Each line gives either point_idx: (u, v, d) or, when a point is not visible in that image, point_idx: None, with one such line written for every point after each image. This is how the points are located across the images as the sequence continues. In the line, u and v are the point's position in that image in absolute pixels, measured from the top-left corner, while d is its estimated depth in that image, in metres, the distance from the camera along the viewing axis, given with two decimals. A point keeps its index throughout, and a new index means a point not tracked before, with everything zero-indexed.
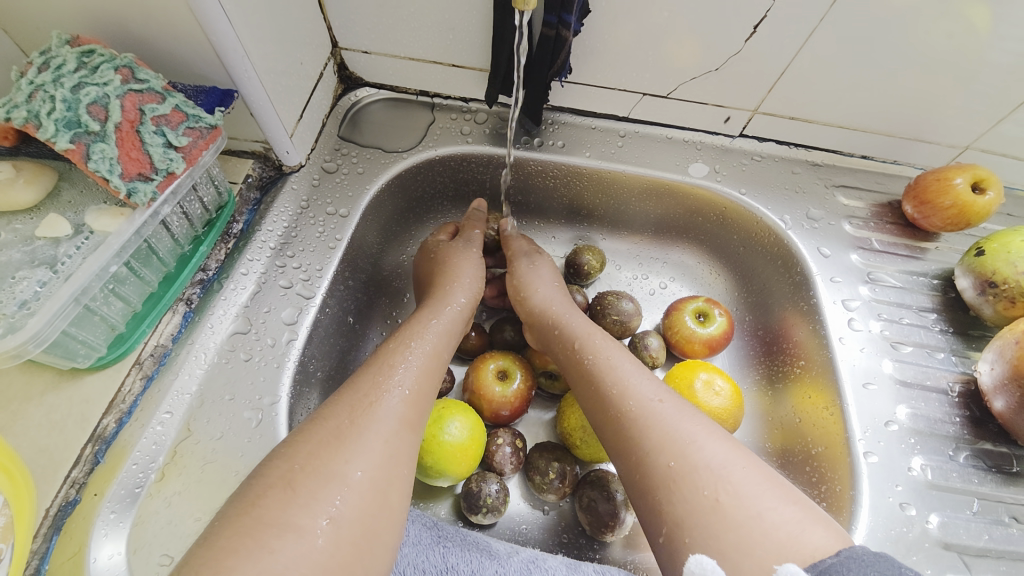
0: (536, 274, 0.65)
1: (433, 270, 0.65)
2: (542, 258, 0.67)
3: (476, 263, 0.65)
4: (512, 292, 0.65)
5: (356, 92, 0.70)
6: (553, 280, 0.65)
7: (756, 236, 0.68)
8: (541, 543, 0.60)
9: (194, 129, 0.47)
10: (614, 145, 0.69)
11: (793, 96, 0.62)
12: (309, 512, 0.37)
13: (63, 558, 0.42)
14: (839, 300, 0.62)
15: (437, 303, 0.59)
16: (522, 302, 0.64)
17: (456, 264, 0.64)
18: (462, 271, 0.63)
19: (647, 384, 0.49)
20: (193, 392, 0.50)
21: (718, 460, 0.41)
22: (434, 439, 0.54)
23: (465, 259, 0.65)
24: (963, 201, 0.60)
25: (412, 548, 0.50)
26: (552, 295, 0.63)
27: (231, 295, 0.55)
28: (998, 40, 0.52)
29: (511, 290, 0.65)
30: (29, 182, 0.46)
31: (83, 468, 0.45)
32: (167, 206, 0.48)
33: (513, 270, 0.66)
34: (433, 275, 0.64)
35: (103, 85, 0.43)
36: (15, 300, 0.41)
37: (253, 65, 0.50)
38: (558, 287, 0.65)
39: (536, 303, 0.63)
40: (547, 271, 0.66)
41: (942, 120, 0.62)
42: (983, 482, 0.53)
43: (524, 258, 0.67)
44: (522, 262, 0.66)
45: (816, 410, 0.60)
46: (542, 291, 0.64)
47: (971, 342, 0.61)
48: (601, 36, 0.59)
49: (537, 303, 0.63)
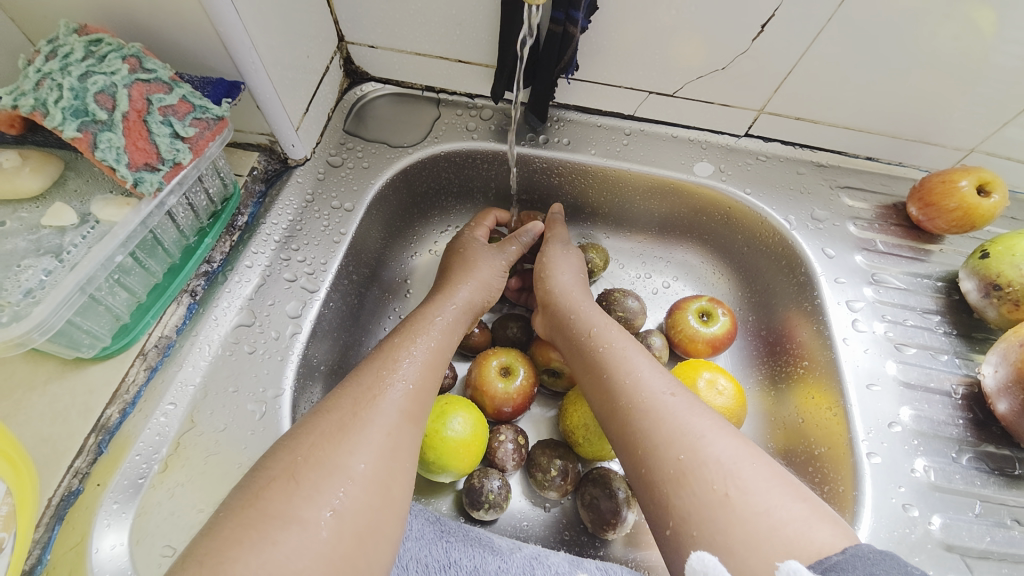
0: (563, 262, 0.65)
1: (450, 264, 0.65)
2: (574, 252, 0.67)
3: (494, 266, 0.64)
4: (537, 269, 0.66)
5: (362, 87, 0.70)
6: (579, 273, 0.65)
7: (760, 236, 0.68)
8: (542, 540, 0.60)
9: (201, 120, 0.46)
10: (619, 143, 0.69)
11: (799, 97, 0.62)
12: (312, 504, 0.37)
13: (65, 549, 0.42)
14: (843, 300, 0.62)
15: (442, 299, 0.59)
16: (541, 281, 0.65)
17: (461, 260, 0.64)
18: (478, 267, 0.63)
19: (659, 378, 0.49)
20: (196, 384, 0.50)
21: (727, 455, 0.41)
22: (437, 435, 0.54)
23: (485, 250, 0.65)
24: (968, 204, 0.60)
25: (414, 543, 0.50)
26: (571, 283, 0.63)
27: (235, 288, 0.55)
28: (1005, 43, 0.52)
29: (538, 265, 0.66)
30: (35, 170, 0.46)
31: (86, 458, 0.45)
32: (173, 197, 0.48)
33: (545, 251, 0.67)
34: (449, 267, 0.65)
35: (111, 74, 0.42)
36: (20, 288, 0.41)
37: (260, 57, 0.50)
38: (582, 278, 0.65)
39: (555, 289, 0.63)
40: (575, 262, 0.66)
41: (947, 123, 0.62)
42: (985, 485, 0.53)
43: (558, 245, 0.67)
44: (556, 247, 0.66)
45: (819, 411, 0.60)
46: (564, 277, 0.64)
47: (974, 345, 0.61)
48: (608, 34, 0.59)
49: (556, 287, 0.63)
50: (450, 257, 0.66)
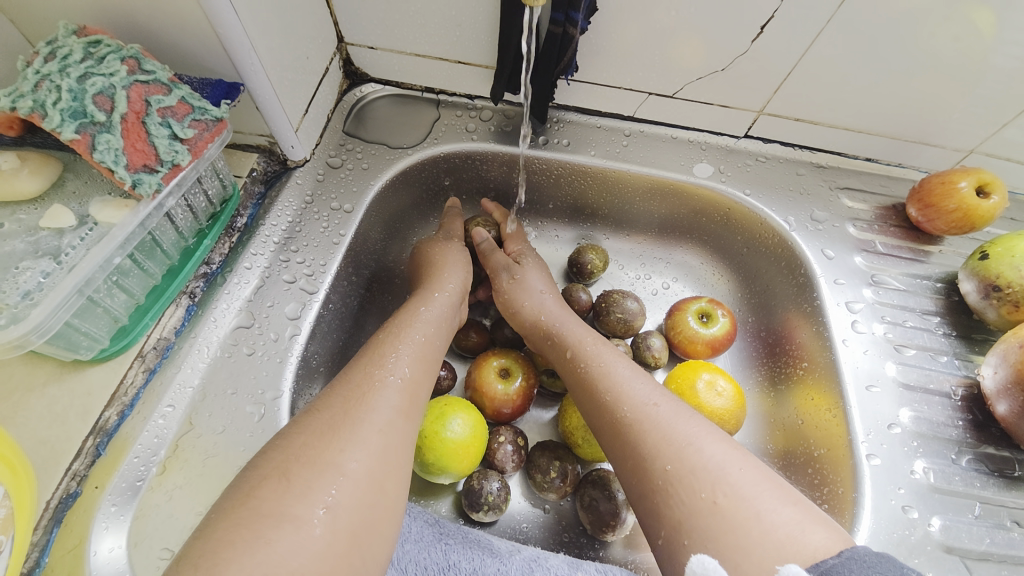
0: (523, 286, 0.64)
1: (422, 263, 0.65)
2: (526, 267, 0.66)
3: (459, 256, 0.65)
4: (502, 309, 0.65)
5: (362, 88, 0.70)
6: (542, 287, 0.64)
7: (760, 237, 0.68)
8: (541, 542, 0.60)
9: (200, 121, 0.46)
10: (619, 145, 0.69)
11: (799, 98, 0.62)
12: (304, 501, 0.37)
13: (63, 551, 0.42)
14: (842, 302, 0.62)
15: (427, 292, 0.59)
16: (512, 318, 0.64)
17: (450, 256, 0.65)
18: (450, 265, 0.64)
19: (642, 387, 0.49)
20: (194, 386, 0.50)
21: (715, 461, 0.41)
22: (436, 436, 0.54)
23: (454, 258, 0.65)
24: (968, 205, 0.60)
25: (413, 544, 0.50)
26: (542, 302, 0.62)
27: (234, 290, 0.55)
28: (1004, 45, 0.52)
29: (500, 306, 0.65)
30: (34, 172, 0.45)
31: (84, 460, 0.45)
32: (171, 199, 0.48)
33: (498, 288, 0.65)
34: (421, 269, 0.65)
35: (109, 75, 0.42)
36: (18, 290, 0.41)
37: (259, 58, 0.50)
38: (548, 293, 0.64)
39: (526, 317, 0.62)
40: (535, 280, 0.65)
41: (947, 124, 0.62)
42: (984, 486, 0.53)
43: (506, 273, 0.65)
44: (505, 280, 0.65)
45: (819, 412, 0.60)
46: (530, 303, 0.63)
47: (974, 346, 0.61)
48: (608, 35, 0.59)
49: (528, 317, 0.62)
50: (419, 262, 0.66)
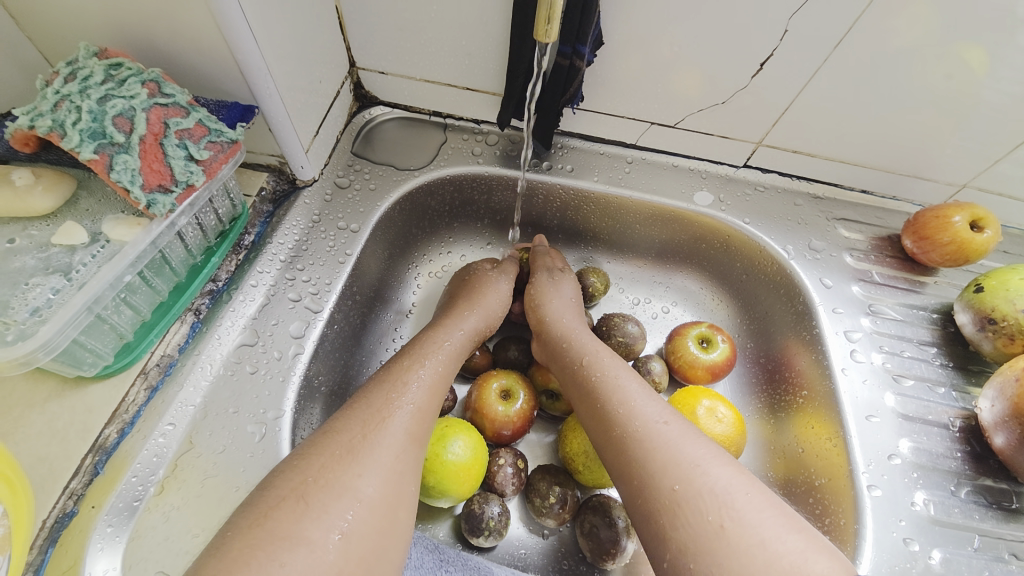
0: (556, 288, 0.66)
1: (461, 285, 0.66)
2: (565, 276, 0.67)
3: (500, 293, 0.65)
4: (527, 300, 0.66)
5: (370, 110, 0.71)
6: (572, 297, 0.65)
7: (759, 264, 0.69)
8: (540, 569, 0.60)
9: (216, 143, 0.47)
10: (621, 171, 0.71)
11: (797, 131, 0.64)
12: (319, 524, 0.36)
13: (58, 572, 0.41)
14: (841, 330, 0.63)
15: (451, 323, 0.59)
16: (534, 309, 0.65)
17: (481, 293, 0.64)
18: (484, 299, 0.64)
19: (652, 406, 0.49)
20: (196, 404, 0.49)
21: (722, 484, 0.41)
22: (437, 459, 0.54)
23: (488, 286, 0.65)
24: (962, 239, 0.61)
25: (413, 572, 0.50)
26: (568, 310, 0.64)
27: (240, 307, 0.55)
28: (997, 82, 0.54)
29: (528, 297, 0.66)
30: (48, 189, 0.46)
31: (82, 478, 0.45)
32: (183, 217, 0.48)
33: (533, 281, 0.67)
34: (458, 296, 0.65)
35: (129, 98, 0.43)
36: (27, 307, 0.41)
37: (275, 82, 0.51)
38: (577, 304, 0.65)
39: (549, 314, 0.63)
40: (569, 289, 0.66)
41: (941, 159, 0.63)
42: (983, 519, 0.53)
43: (546, 273, 0.67)
44: (544, 275, 0.67)
45: (819, 441, 0.60)
46: (556, 303, 0.64)
47: (971, 377, 0.61)
48: (613, 66, 0.60)
49: (550, 313, 0.63)
50: (460, 286, 0.66)
